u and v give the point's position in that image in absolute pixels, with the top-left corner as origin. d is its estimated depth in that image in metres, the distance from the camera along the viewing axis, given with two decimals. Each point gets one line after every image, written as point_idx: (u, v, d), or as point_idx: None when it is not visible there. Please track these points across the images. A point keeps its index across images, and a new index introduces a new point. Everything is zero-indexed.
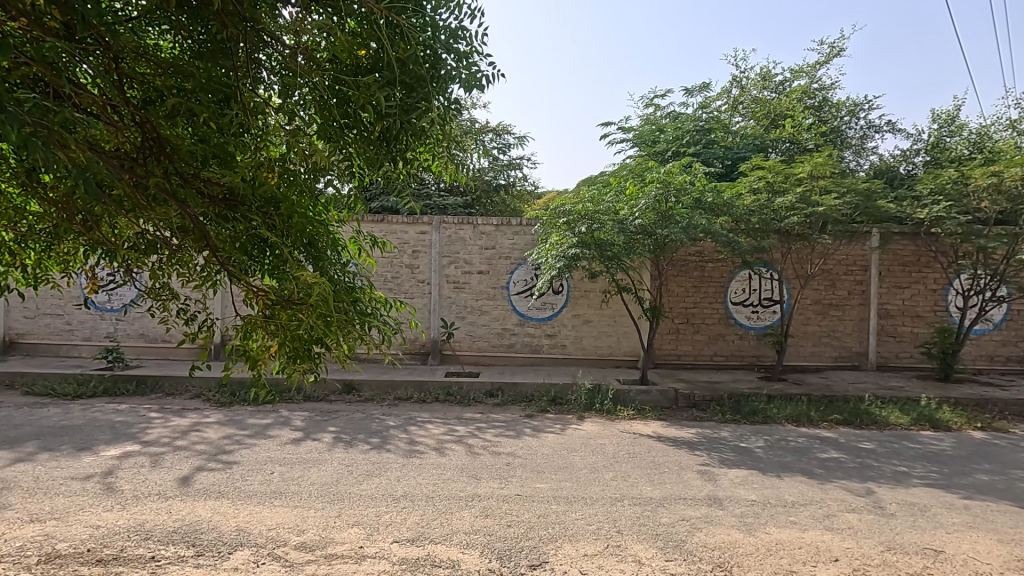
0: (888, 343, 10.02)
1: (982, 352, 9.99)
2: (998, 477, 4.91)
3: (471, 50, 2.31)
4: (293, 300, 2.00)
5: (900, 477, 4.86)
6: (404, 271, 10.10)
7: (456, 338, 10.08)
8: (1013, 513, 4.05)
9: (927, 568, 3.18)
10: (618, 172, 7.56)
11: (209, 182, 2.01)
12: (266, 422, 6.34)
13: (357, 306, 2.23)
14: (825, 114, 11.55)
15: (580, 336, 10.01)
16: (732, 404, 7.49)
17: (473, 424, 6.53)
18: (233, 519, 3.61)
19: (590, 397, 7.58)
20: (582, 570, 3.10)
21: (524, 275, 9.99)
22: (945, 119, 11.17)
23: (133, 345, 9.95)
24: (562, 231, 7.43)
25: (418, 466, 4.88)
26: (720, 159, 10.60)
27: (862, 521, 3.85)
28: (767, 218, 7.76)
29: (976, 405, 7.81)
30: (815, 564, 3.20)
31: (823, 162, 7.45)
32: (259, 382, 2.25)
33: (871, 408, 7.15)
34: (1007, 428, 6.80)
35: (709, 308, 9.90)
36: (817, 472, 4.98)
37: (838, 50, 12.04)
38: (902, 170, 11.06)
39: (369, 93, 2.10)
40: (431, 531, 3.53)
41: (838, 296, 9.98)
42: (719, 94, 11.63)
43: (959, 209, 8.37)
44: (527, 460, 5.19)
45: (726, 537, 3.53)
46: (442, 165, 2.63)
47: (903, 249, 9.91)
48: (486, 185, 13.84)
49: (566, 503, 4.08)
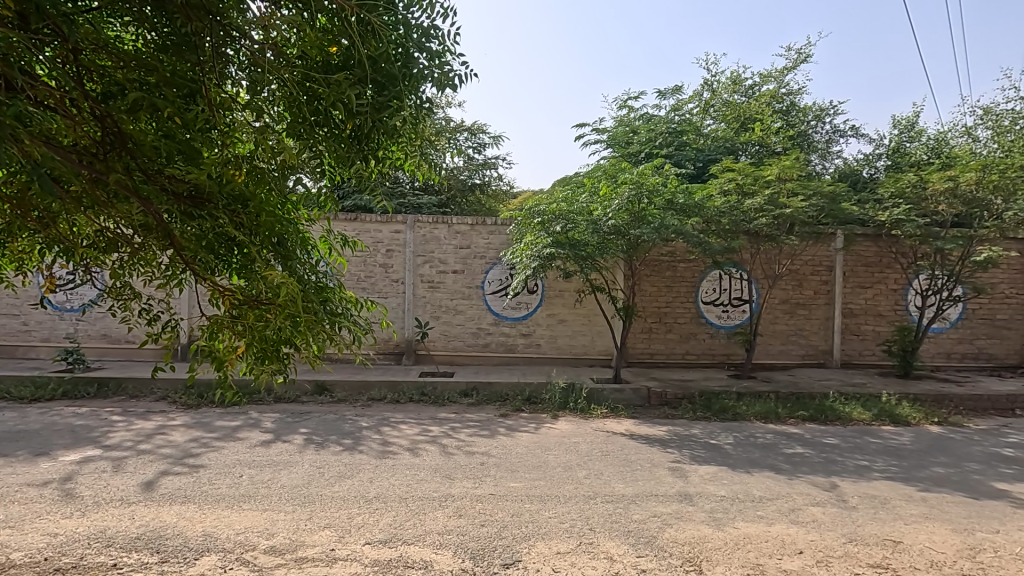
0: (852, 341, 10.34)
1: (940, 349, 10.38)
2: (954, 469, 5.10)
3: (443, 49, 2.30)
4: (260, 301, 1.96)
5: (862, 471, 5.02)
6: (378, 270, 9.99)
7: (430, 338, 10.01)
8: (966, 504, 4.23)
9: (886, 558, 3.30)
10: (592, 172, 7.63)
11: (173, 179, 1.94)
12: (235, 424, 6.20)
13: (327, 306, 2.20)
14: (792, 118, 11.86)
15: (554, 335, 10.07)
16: (703, 402, 7.63)
17: (448, 425, 6.50)
18: (200, 524, 3.53)
19: (563, 396, 7.63)
20: (555, 568, 3.11)
21: (498, 275, 10.01)
22: (905, 124, 11.63)
23: (94, 346, 9.63)
24: (537, 231, 7.43)
25: (391, 468, 4.83)
26: (692, 161, 10.78)
27: (825, 514, 3.97)
28: (737, 219, 7.94)
29: (933, 401, 8.10)
30: (781, 557, 3.28)
31: (790, 165, 7.62)
32: (225, 384, 2.19)
33: (836, 405, 7.38)
34: (962, 422, 7.08)
35: (681, 308, 10.06)
36: (785, 468, 5.10)
37: (805, 56, 12.41)
38: (865, 174, 11.45)
39: (340, 90, 2.06)
40: (403, 532, 3.51)
41: (805, 296, 10.24)
42: (690, 97, 11.87)
43: (919, 212, 8.68)
44: (501, 459, 5.20)
45: (696, 532, 3.60)
46: (415, 164, 2.67)
47: (866, 250, 10.24)
48: (461, 184, 13.82)
49: (539, 502, 4.10)
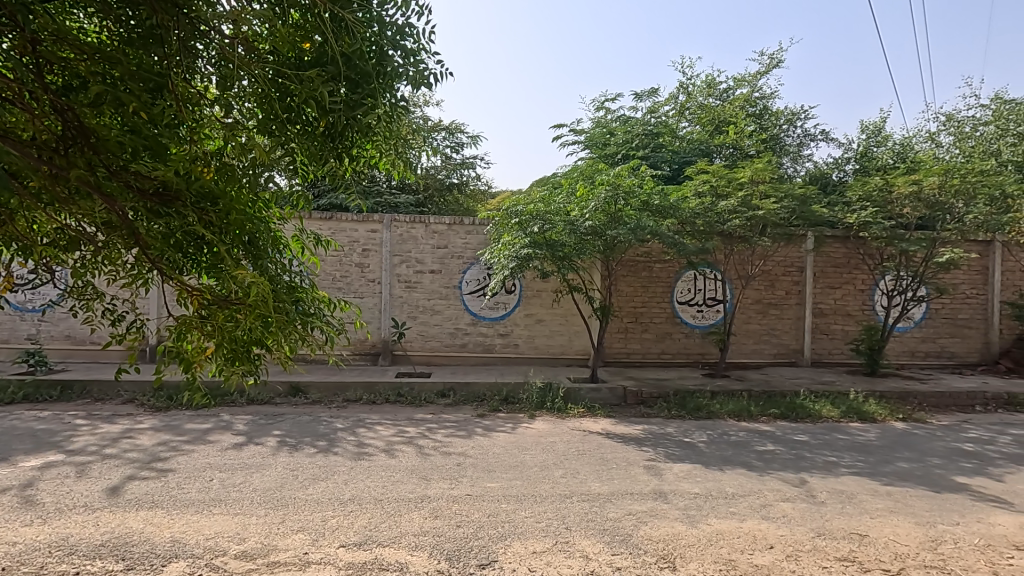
0: (822, 340, 10.60)
1: (905, 348, 10.71)
2: (917, 464, 5.27)
3: (418, 48, 2.28)
4: (230, 300, 1.91)
5: (830, 467, 5.15)
6: (354, 270, 9.88)
7: (407, 339, 9.95)
8: (929, 497, 4.37)
9: (852, 551, 3.39)
10: (569, 174, 7.65)
11: (138, 175, 1.88)
12: (206, 427, 6.07)
13: (299, 306, 2.17)
14: (765, 122, 12.11)
15: (532, 335, 10.09)
16: (678, 400, 7.73)
17: (424, 425, 6.46)
18: (168, 529, 3.44)
19: (541, 396, 7.66)
20: (531, 568, 3.12)
21: (475, 275, 9.99)
22: (872, 130, 11.98)
23: (57, 348, 9.31)
24: (514, 231, 7.45)
25: (366, 469, 4.79)
26: (668, 163, 10.91)
27: (795, 509, 4.06)
28: (711, 221, 8.05)
29: (899, 398, 8.35)
30: (752, 552, 3.34)
31: (762, 168, 7.79)
32: (193, 387, 2.14)
33: (806, 402, 7.55)
34: (925, 418, 7.32)
35: (657, 308, 10.18)
36: (757, 464, 5.20)
37: (777, 61, 12.70)
38: (834, 177, 11.75)
39: (312, 87, 2.03)
40: (379, 534, 3.48)
41: (776, 296, 10.46)
42: (666, 100, 12.03)
43: (885, 214, 8.94)
44: (478, 459, 5.19)
45: (670, 529, 3.64)
46: (389, 163, 2.65)
47: (835, 251, 10.50)
48: (438, 184, 13.75)
49: (515, 502, 4.10)
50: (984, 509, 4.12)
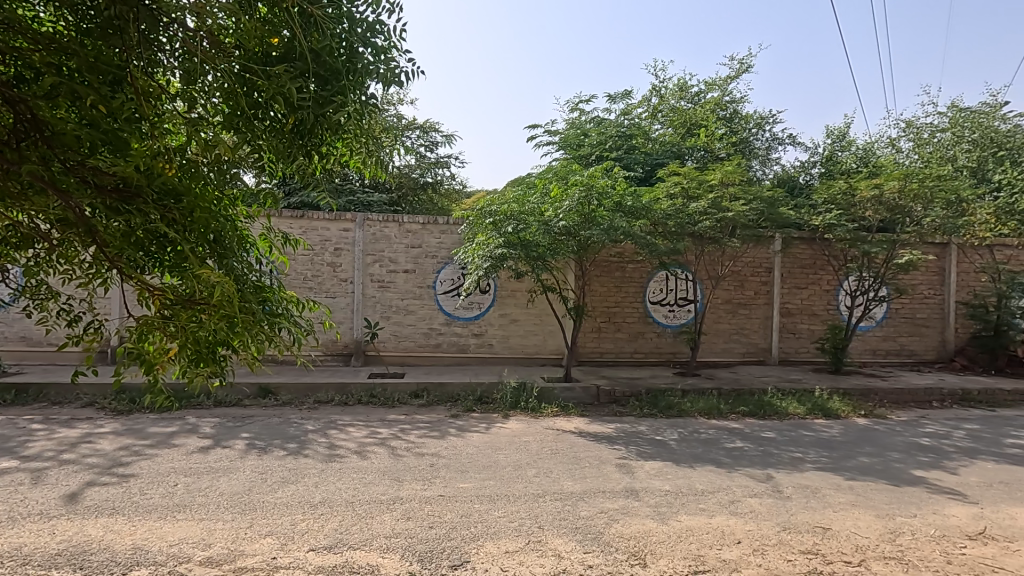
0: (789, 339, 10.87)
1: (867, 346, 11.07)
2: (878, 459, 5.45)
3: (389, 45, 2.26)
4: (195, 300, 1.86)
5: (796, 463, 5.28)
6: (326, 269, 9.74)
7: (380, 339, 9.85)
8: (888, 491, 4.53)
9: (816, 544, 3.48)
10: (543, 174, 7.70)
11: (97, 170, 1.81)
12: (171, 430, 5.90)
13: (266, 306, 2.12)
14: (735, 125, 12.37)
15: (506, 335, 10.10)
16: (650, 399, 7.84)
17: (397, 426, 6.41)
18: (129, 536, 3.34)
19: (514, 396, 7.67)
20: (503, 567, 3.12)
21: (449, 275, 9.95)
22: (837, 134, 12.34)
23: (12, 350, 8.94)
24: (488, 231, 7.43)
25: (338, 471, 4.72)
26: (641, 165, 11.04)
27: (762, 505, 4.15)
28: (682, 222, 8.14)
29: (861, 395, 8.63)
30: (720, 547, 3.41)
31: (732, 171, 7.97)
32: (155, 389, 2.08)
33: (773, 400, 7.74)
34: (885, 414, 7.58)
35: (630, 308, 10.30)
36: (725, 461, 5.31)
37: (746, 66, 12.97)
38: (801, 180, 12.06)
39: (280, 83, 1.99)
40: (349, 536, 3.44)
41: (745, 296, 10.69)
42: (639, 102, 12.18)
43: (849, 217, 9.21)
44: (451, 460, 5.17)
45: (641, 526, 3.69)
46: (361, 161, 2.62)
47: (802, 253, 10.78)
48: (412, 182, 13.65)
49: (488, 502, 4.10)
50: (940, 501, 4.29)
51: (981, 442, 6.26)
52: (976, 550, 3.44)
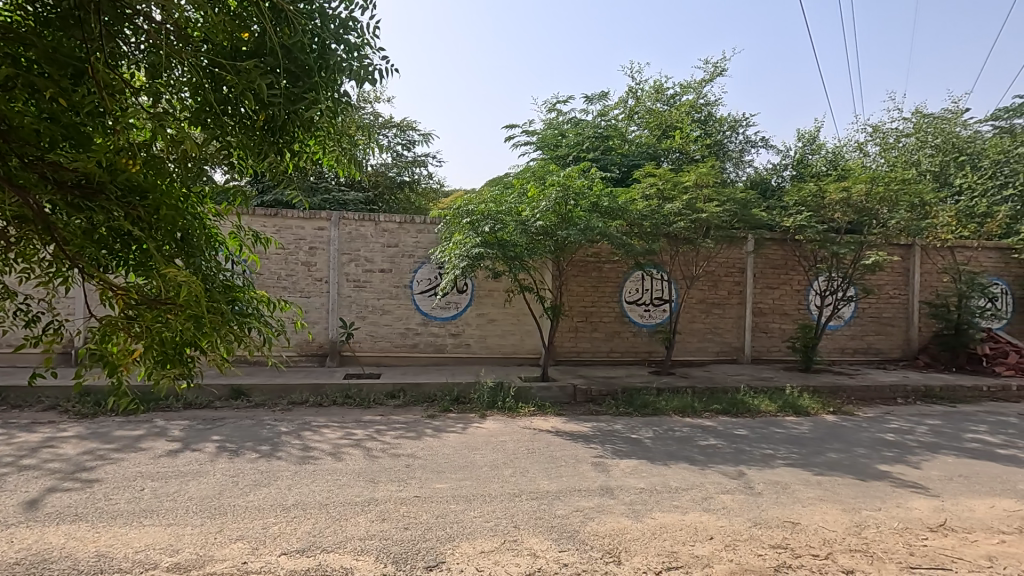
0: (761, 338, 11.09)
1: (836, 345, 11.36)
2: (845, 454, 5.60)
3: (362, 42, 2.24)
4: (160, 300, 1.81)
5: (767, 459, 5.39)
6: (300, 268, 9.59)
7: (356, 339, 9.74)
8: (855, 485, 4.66)
9: (785, 539, 3.56)
10: (521, 174, 7.71)
11: (56, 166, 1.74)
12: (138, 434, 5.74)
13: (235, 306, 2.08)
14: (709, 127, 12.57)
15: (483, 335, 10.08)
16: (625, 398, 7.93)
17: (373, 427, 6.35)
18: (93, 544, 3.24)
19: (491, 396, 7.66)
20: (478, 567, 3.12)
21: (426, 275, 9.90)
22: (807, 138, 12.64)
23: None
24: (465, 231, 7.41)
25: (311, 473, 4.66)
26: (617, 166, 11.14)
27: (734, 501, 4.23)
28: (658, 223, 8.24)
29: (830, 392, 8.85)
30: (693, 544, 3.46)
31: (706, 172, 8.10)
32: (119, 392, 2.02)
33: (746, 398, 7.89)
34: (853, 411, 7.79)
35: (606, 308, 10.39)
36: (699, 458, 5.39)
37: (720, 69, 13.20)
38: (773, 182, 12.32)
39: (249, 78, 1.96)
40: (323, 539, 3.39)
41: (719, 296, 10.87)
42: (616, 103, 12.29)
43: (818, 218, 9.44)
44: (428, 460, 5.15)
45: (616, 524, 3.73)
46: (334, 159, 2.59)
47: (773, 253, 11.01)
48: (389, 181, 13.54)
49: (464, 502, 4.09)
50: (903, 495, 4.43)
51: (943, 436, 6.48)
52: (937, 542, 3.56)
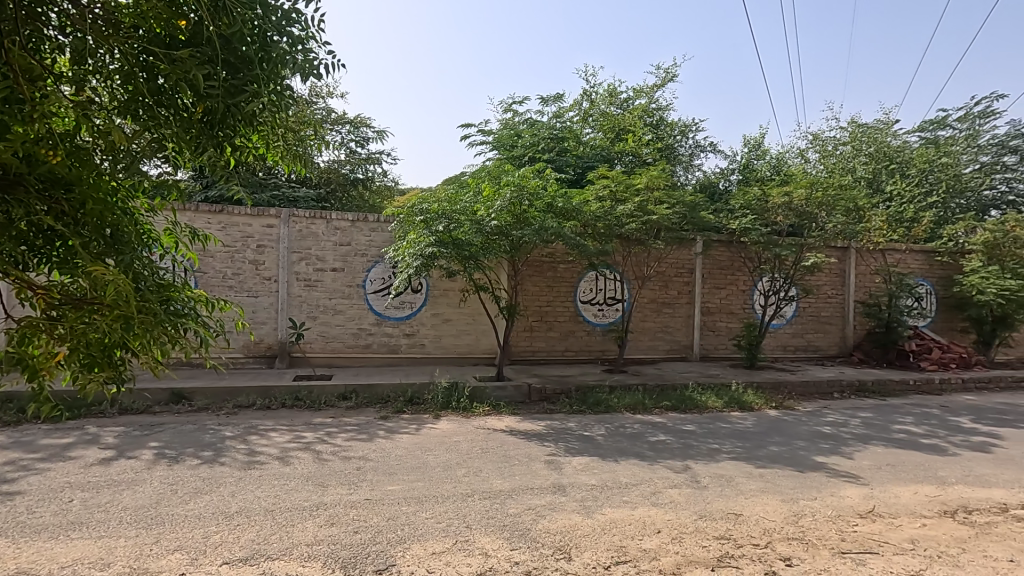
0: (709, 336, 11.47)
1: (778, 342, 11.87)
2: (785, 447, 5.86)
3: (307, 35, 2.18)
4: (85, 300, 1.71)
5: (713, 453, 5.58)
6: (247, 267, 9.26)
7: (307, 340, 9.49)
8: (793, 476, 4.88)
9: (728, 529, 3.70)
10: (476, 173, 7.70)
11: None
12: (66, 441, 5.41)
13: (169, 306, 1.98)
14: (661, 131, 12.90)
15: (438, 335, 10.01)
16: (579, 396, 8.04)
17: (323, 430, 6.20)
18: (13, 561, 3.03)
19: (446, 396, 7.61)
20: (429, 569, 3.09)
21: (380, 274, 9.75)
22: (753, 144, 13.15)
23: None
24: (419, 229, 7.34)
25: (257, 479, 4.51)
26: (572, 167, 11.28)
27: (681, 495, 4.36)
28: (610, 224, 8.40)
29: (772, 388, 9.24)
30: (641, 537, 3.55)
31: (657, 175, 8.31)
32: (40, 398, 1.89)
33: (694, 394, 8.14)
34: (793, 406, 8.16)
35: (561, 307, 10.50)
36: (648, 454, 5.52)
37: (671, 75, 13.56)
38: (720, 186, 12.75)
39: (185, 68, 1.86)
40: (267, 546, 3.29)
41: (670, 296, 11.16)
42: (571, 105, 12.44)
43: (762, 221, 9.83)
44: (380, 462, 5.06)
45: (567, 521, 3.77)
46: (278, 155, 2.52)
47: (721, 255, 11.41)
48: (342, 179, 13.26)
49: (416, 504, 4.05)
50: (837, 484, 4.67)
51: (874, 428, 6.88)
52: (866, 527, 3.78)
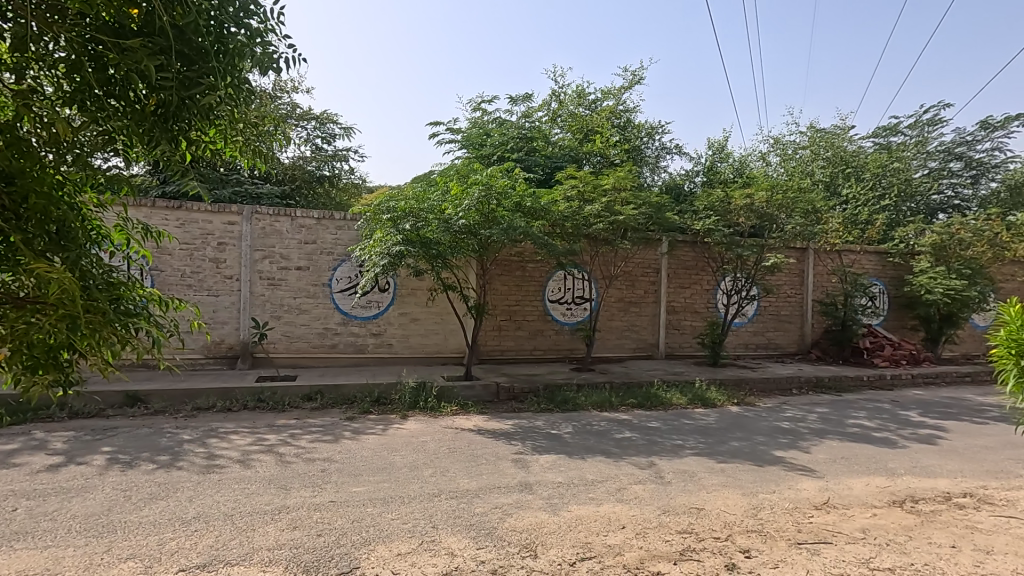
0: (674, 335, 11.70)
1: (740, 341, 12.19)
2: (746, 442, 6.03)
3: (266, 27, 2.13)
4: (28, 298, 1.63)
5: (676, 449, 5.70)
6: (207, 265, 8.99)
7: (270, 340, 9.28)
8: (753, 470, 5.02)
9: (690, 524, 3.78)
10: (444, 172, 7.65)
11: None
12: (10, 448, 5.15)
13: (119, 305, 1.90)
14: (628, 133, 13.08)
15: (405, 334, 9.92)
16: (546, 395, 8.09)
17: (286, 431, 6.07)
18: None
19: (413, 395, 7.55)
20: (394, 570, 3.07)
21: (346, 273, 9.60)
22: (717, 147, 13.46)
23: None
24: (386, 228, 7.26)
25: (216, 483, 4.38)
26: (541, 167, 11.33)
27: (645, 490, 4.43)
28: (578, 224, 8.48)
29: (735, 384, 9.48)
30: (606, 534, 3.60)
31: (623, 176, 8.41)
32: None
33: (659, 392, 8.29)
34: (754, 402, 8.39)
35: (529, 307, 10.54)
36: (614, 451, 5.60)
37: (638, 78, 13.75)
38: (685, 187, 13.01)
39: (136, 58, 1.79)
40: (226, 552, 3.21)
41: (636, 295, 11.33)
42: (539, 106, 12.49)
43: (725, 222, 10.07)
44: (345, 464, 4.99)
45: (534, 519, 3.79)
46: (237, 150, 2.45)
47: (685, 255, 11.65)
48: (307, 176, 13.00)
49: (381, 505, 4.01)
50: (794, 478, 4.83)
51: (829, 423, 7.14)
52: (821, 518, 3.91)
